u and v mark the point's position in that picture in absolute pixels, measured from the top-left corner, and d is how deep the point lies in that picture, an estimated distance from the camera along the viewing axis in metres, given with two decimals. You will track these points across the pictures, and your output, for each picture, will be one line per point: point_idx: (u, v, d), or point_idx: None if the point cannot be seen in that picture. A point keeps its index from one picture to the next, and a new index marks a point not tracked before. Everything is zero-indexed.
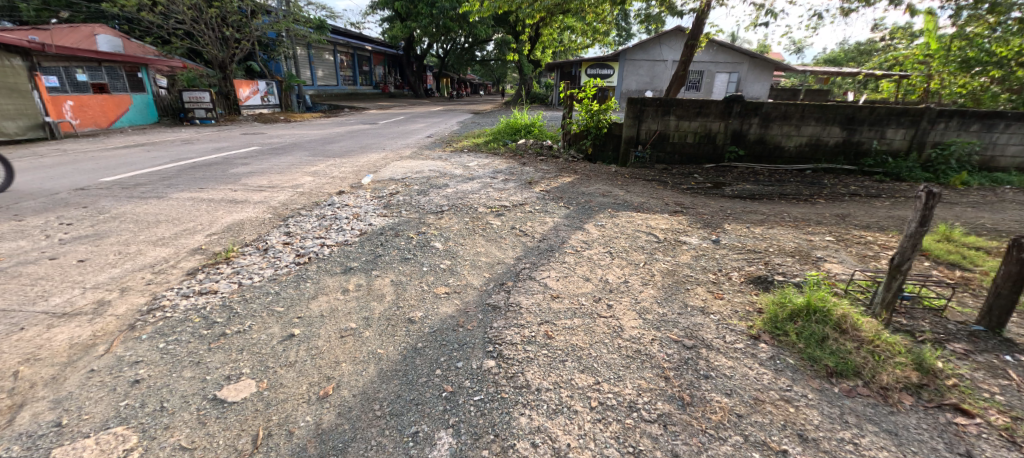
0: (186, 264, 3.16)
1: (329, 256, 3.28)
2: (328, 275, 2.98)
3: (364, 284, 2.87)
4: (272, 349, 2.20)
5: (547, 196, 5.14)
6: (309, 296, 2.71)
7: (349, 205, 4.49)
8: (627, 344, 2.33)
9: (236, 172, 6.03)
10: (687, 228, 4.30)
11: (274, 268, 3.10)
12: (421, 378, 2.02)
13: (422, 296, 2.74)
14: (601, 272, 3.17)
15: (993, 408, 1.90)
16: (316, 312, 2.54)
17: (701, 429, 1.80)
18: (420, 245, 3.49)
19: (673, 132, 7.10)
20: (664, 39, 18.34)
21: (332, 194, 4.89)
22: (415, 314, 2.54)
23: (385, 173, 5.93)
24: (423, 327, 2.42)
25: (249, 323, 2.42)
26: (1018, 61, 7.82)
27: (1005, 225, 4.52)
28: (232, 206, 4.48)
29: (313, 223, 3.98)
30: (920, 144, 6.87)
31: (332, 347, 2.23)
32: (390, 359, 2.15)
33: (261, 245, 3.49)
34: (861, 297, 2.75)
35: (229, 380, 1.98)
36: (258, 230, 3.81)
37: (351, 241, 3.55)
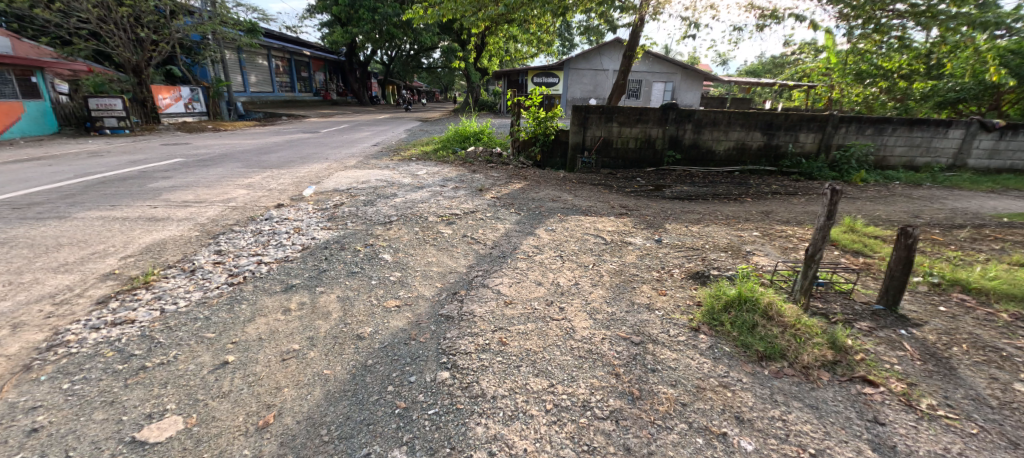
0: (95, 291, 2.87)
1: (268, 274, 3.12)
2: (266, 295, 2.83)
3: (308, 302, 2.75)
4: (202, 380, 2.06)
5: (498, 203, 5.19)
6: (245, 320, 2.55)
7: (289, 218, 4.29)
8: (579, 345, 2.41)
9: (154, 186, 5.57)
10: (632, 229, 4.51)
11: (203, 291, 2.89)
12: (372, 397, 1.97)
13: (371, 311, 2.67)
14: (553, 276, 3.25)
15: (893, 377, 2.17)
16: (255, 336, 2.41)
17: (650, 421, 1.90)
18: (368, 257, 3.40)
19: (616, 138, 7.40)
20: (604, 49, 19.11)
21: (270, 208, 4.65)
22: (364, 330, 2.47)
23: (327, 184, 5.73)
24: (373, 343, 2.36)
25: (175, 353, 2.25)
26: (899, 73, 9.20)
27: (896, 216, 5.14)
28: (151, 224, 4.14)
29: (248, 239, 3.76)
30: (827, 146, 7.65)
31: (273, 372, 2.13)
32: (338, 380, 2.08)
33: (187, 266, 3.24)
34: (784, 285, 3.03)
35: (151, 419, 1.82)
36: (183, 250, 3.53)
37: (292, 257, 3.39)
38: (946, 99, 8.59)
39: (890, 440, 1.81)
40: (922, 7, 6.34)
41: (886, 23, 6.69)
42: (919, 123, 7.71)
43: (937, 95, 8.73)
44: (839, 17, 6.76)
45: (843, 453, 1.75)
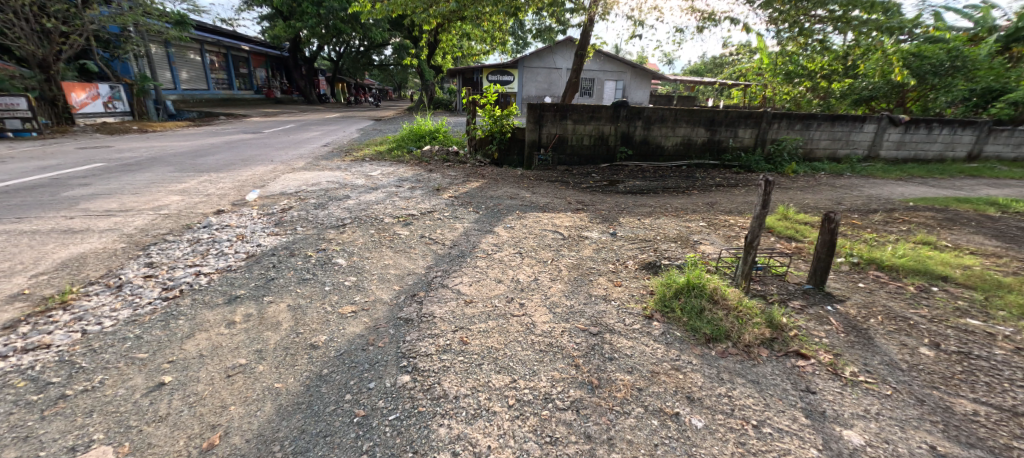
0: (1, 315, 2.59)
1: (208, 286, 2.96)
2: (207, 308, 2.69)
3: (255, 314, 2.63)
4: (134, 405, 1.93)
5: (455, 202, 5.17)
6: (183, 337, 2.41)
7: (231, 225, 4.07)
8: (539, 339, 2.48)
9: (71, 195, 5.10)
10: (588, 223, 4.65)
11: (132, 308, 2.68)
12: (328, 407, 1.93)
13: (326, 318, 2.60)
14: (513, 273, 3.30)
15: (822, 349, 2.40)
16: (195, 353, 2.28)
17: (609, 408, 1.99)
18: (320, 263, 3.30)
19: (570, 135, 7.57)
20: (557, 48, 19.43)
21: (208, 215, 4.38)
22: (318, 339, 2.41)
23: (273, 187, 5.47)
24: (328, 351, 2.30)
25: (101, 377, 2.09)
26: (821, 74, 10.02)
27: (823, 203, 5.61)
28: (67, 238, 3.78)
29: (184, 249, 3.54)
30: (763, 140, 8.20)
31: (217, 391, 2.03)
32: (291, 393, 2.02)
33: (112, 281, 2.99)
34: (727, 271, 3.24)
35: (77, 451, 1.70)
36: (106, 264, 3.26)
37: (235, 266, 3.23)
38: (861, 97, 9.69)
39: (819, 406, 2.01)
40: (839, 13, 6.92)
41: (811, 28, 7.25)
42: (841, 119, 8.44)
43: (853, 93, 9.74)
44: (769, 21, 7.26)
45: (779, 421, 1.92)
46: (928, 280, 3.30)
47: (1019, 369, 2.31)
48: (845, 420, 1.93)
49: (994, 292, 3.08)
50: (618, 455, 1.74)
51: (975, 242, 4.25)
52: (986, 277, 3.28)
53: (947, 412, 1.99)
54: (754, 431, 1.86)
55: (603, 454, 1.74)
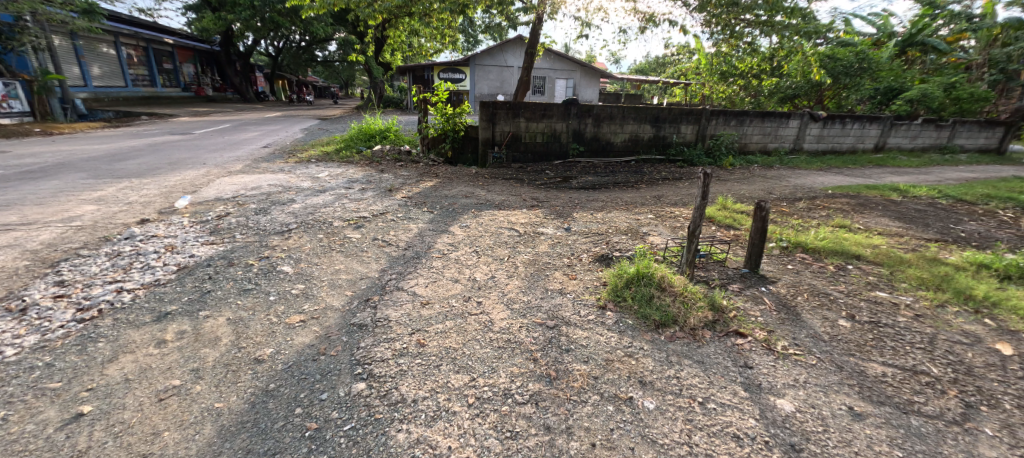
0: None
1: (133, 304, 2.66)
2: (132, 328, 2.43)
3: (189, 330, 2.42)
4: (46, 442, 1.72)
5: (409, 202, 5.09)
6: (104, 361, 2.17)
7: (158, 236, 3.72)
8: (498, 336, 2.51)
9: None
10: (543, 219, 4.74)
11: (41, 333, 2.35)
12: (277, 423, 1.84)
13: (271, 330, 2.46)
14: (470, 272, 3.31)
15: (757, 328, 2.60)
16: (119, 378, 2.06)
17: (566, 398, 2.06)
18: (264, 271, 3.12)
19: (524, 133, 7.65)
20: (507, 47, 19.52)
21: (131, 225, 3.99)
22: (264, 352, 2.28)
23: (206, 193, 5.11)
24: (275, 364, 2.19)
25: (3, 413, 1.84)
26: (751, 74, 10.78)
27: (757, 193, 6.05)
28: None
29: (103, 264, 3.16)
30: (703, 136, 8.71)
31: (147, 417, 1.85)
32: (234, 411, 1.90)
33: (13, 305, 2.58)
34: (674, 260, 3.43)
35: None
36: (5, 285, 2.80)
37: (164, 280, 2.95)
38: (786, 95, 10.62)
39: (756, 380, 2.19)
40: (765, 18, 7.45)
41: (741, 31, 7.78)
42: (770, 116, 9.11)
43: (779, 92, 10.67)
44: (704, 24, 7.72)
45: (722, 397, 2.07)
46: (845, 258, 3.67)
47: (918, 333, 2.65)
48: (779, 391, 2.12)
49: (897, 267, 3.48)
50: (577, 442, 1.81)
51: (883, 224, 4.76)
52: (891, 255, 3.69)
53: (862, 375, 2.25)
54: (701, 408, 2.00)
55: (562, 443, 1.81)
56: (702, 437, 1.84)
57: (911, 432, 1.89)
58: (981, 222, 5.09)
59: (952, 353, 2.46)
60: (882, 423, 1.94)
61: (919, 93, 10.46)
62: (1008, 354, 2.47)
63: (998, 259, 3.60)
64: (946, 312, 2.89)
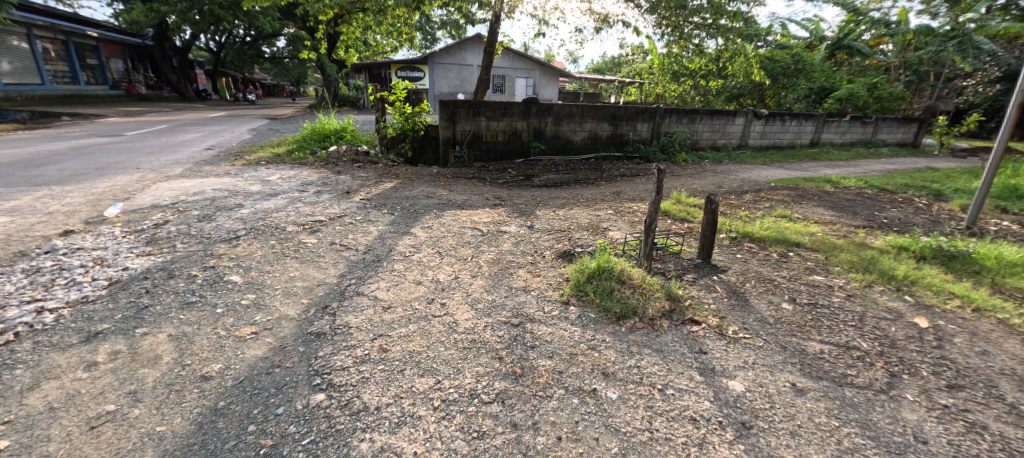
0: None
1: (56, 325, 2.43)
2: (57, 351, 2.22)
3: (124, 350, 2.24)
4: None
5: (368, 204, 4.96)
6: (25, 390, 1.97)
7: (85, 248, 3.42)
8: (463, 336, 2.49)
9: None
10: (506, 218, 4.75)
11: None
12: (228, 443, 1.74)
13: (220, 344, 2.32)
14: (432, 273, 3.27)
15: (711, 315, 2.72)
16: (42, 407, 1.88)
17: (532, 394, 2.07)
18: (210, 282, 2.94)
19: (484, 131, 7.62)
20: (466, 45, 19.38)
21: (53, 237, 3.64)
22: (212, 368, 2.15)
23: (141, 200, 4.75)
24: (225, 380, 2.07)
25: None
26: (700, 74, 11.17)
27: (708, 187, 6.33)
28: None
29: (19, 282, 2.87)
30: (658, 133, 9.00)
31: (77, 448, 1.70)
32: (178, 434, 1.78)
33: None
34: (633, 253, 3.53)
35: None
36: None
37: (94, 297, 2.71)
38: (731, 94, 11.21)
39: (710, 364, 2.29)
40: (711, 21, 7.77)
41: (689, 33, 8.09)
42: (718, 113, 9.56)
43: (725, 91, 11.27)
44: (656, 26, 7.99)
45: (680, 382, 2.16)
46: (787, 246, 3.90)
47: (850, 311, 2.86)
48: (730, 373, 2.23)
49: (832, 252, 3.74)
50: (543, 437, 1.83)
51: (819, 213, 5.10)
52: (827, 241, 3.96)
53: (803, 354, 2.40)
54: (660, 394, 2.07)
55: (529, 439, 1.81)
56: (663, 422, 1.91)
57: (846, 403, 2.06)
58: (901, 209, 5.57)
59: (878, 328, 2.69)
60: (821, 397, 2.09)
61: (846, 93, 11.59)
62: (925, 326, 2.73)
63: (915, 241, 3.96)
64: (873, 291, 3.14)
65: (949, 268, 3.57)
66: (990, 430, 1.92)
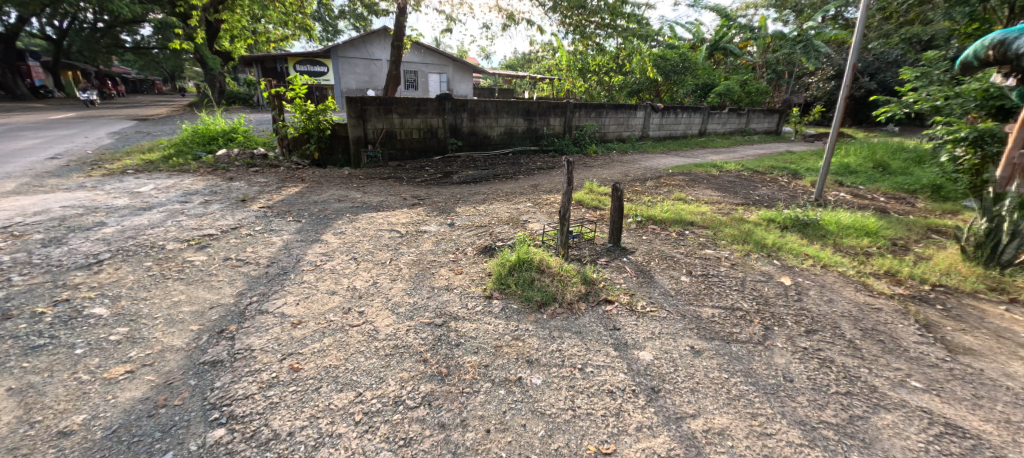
0: None
1: None
2: None
3: None
4: None
5: (268, 212, 4.52)
6: None
7: None
8: (384, 343, 2.38)
9: None
10: (425, 217, 4.62)
11: None
12: None
13: (84, 390, 1.97)
14: (348, 281, 3.08)
15: (623, 293, 2.90)
16: None
17: (459, 391, 2.04)
18: (66, 319, 2.47)
19: (398, 129, 7.31)
20: (371, 38, 18.43)
21: None
22: (73, 421, 1.81)
23: None
24: (94, 432, 1.76)
25: None
26: (604, 71, 11.84)
27: (615, 176, 6.74)
28: None
29: None
30: (569, 126, 9.37)
31: None
32: None
33: None
34: (551, 242, 3.63)
35: None
36: None
37: None
38: (632, 89, 12.02)
39: (623, 339, 2.43)
40: (609, 21, 8.18)
41: (592, 33, 8.46)
42: (621, 108, 10.18)
43: (627, 86, 12.05)
44: (562, 25, 8.27)
45: (598, 359, 2.26)
46: (683, 226, 4.28)
47: (734, 277, 3.23)
48: (641, 344, 2.39)
49: (719, 228, 4.18)
50: (472, 432, 1.81)
51: (708, 194, 5.68)
52: (715, 219, 4.41)
53: (699, 319, 2.66)
54: (581, 373, 2.16)
55: (457, 437, 1.78)
56: (584, 400, 1.99)
57: (734, 357, 2.32)
58: (770, 186, 6.41)
59: (755, 289, 3.07)
60: (714, 355, 2.33)
61: (725, 89, 13.11)
62: (789, 283, 3.17)
63: (780, 213, 4.57)
64: (751, 258, 3.58)
65: (804, 234, 4.18)
66: (838, 363, 2.31)
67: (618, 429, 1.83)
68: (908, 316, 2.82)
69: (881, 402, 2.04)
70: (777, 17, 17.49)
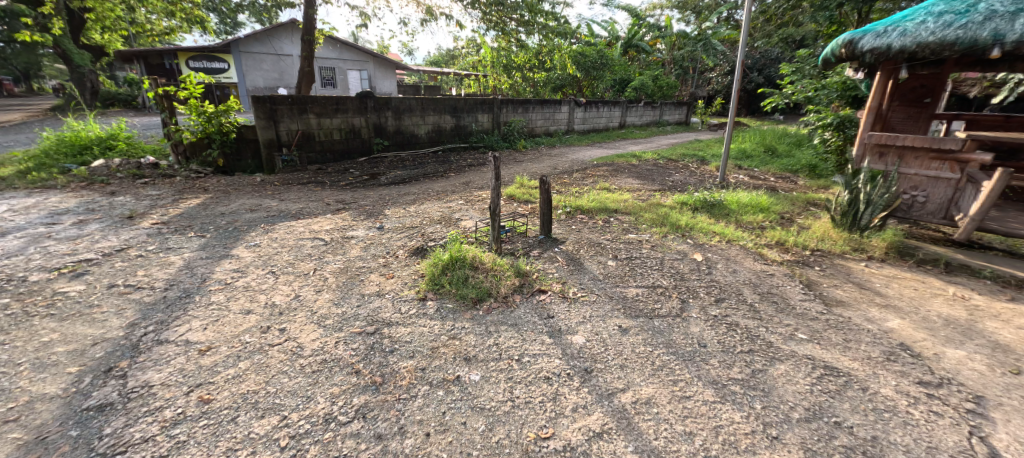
0: None
1: None
2: None
3: None
4: None
5: (164, 229, 4.02)
6: None
7: None
8: (310, 359, 2.22)
9: None
10: (352, 222, 4.38)
11: None
12: None
13: None
14: (266, 297, 2.83)
15: (555, 282, 2.97)
16: None
17: (396, 399, 1.96)
18: None
19: (316, 130, 6.86)
20: (278, 32, 17.12)
21: None
22: None
23: None
24: None
25: None
26: (528, 67, 11.96)
27: (543, 169, 6.89)
28: None
29: None
30: (496, 122, 9.40)
31: None
32: None
33: None
34: (484, 239, 3.61)
35: None
36: None
37: None
38: (556, 85, 12.32)
39: (557, 326, 2.49)
40: (528, 17, 8.27)
41: (512, 30, 8.52)
42: (547, 103, 10.44)
43: (551, 82, 12.30)
44: (483, 21, 8.24)
45: (534, 348, 2.29)
46: (608, 214, 4.47)
47: (654, 258, 3.44)
48: (574, 329, 2.46)
49: (640, 213, 4.43)
50: (411, 439, 1.74)
51: (629, 182, 5.99)
52: (636, 205, 4.66)
53: (625, 299, 2.80)
54: (518, 364, 2.17)
55: (396, 446, 1.71)
56: (522, 389, 2.00)
57: (656, 331, 2.47)
58: (682, 172, 6.92)
59: (672, 267, 3.30)
60: (639, 331, 2.47)
61: (640, 83, 13.97)
62: (701, 259, 3.45)
63: (691, 197, 4.93)
64: (668, 239, 3.83)
65: (712, 214, 4.56)
66: (742, 326, 2.55)
67: (556, 412, 1.86)
68: (794, 278, 3.20)
69: (777, 355, 2.29)
70: (680, 18, 18.91)
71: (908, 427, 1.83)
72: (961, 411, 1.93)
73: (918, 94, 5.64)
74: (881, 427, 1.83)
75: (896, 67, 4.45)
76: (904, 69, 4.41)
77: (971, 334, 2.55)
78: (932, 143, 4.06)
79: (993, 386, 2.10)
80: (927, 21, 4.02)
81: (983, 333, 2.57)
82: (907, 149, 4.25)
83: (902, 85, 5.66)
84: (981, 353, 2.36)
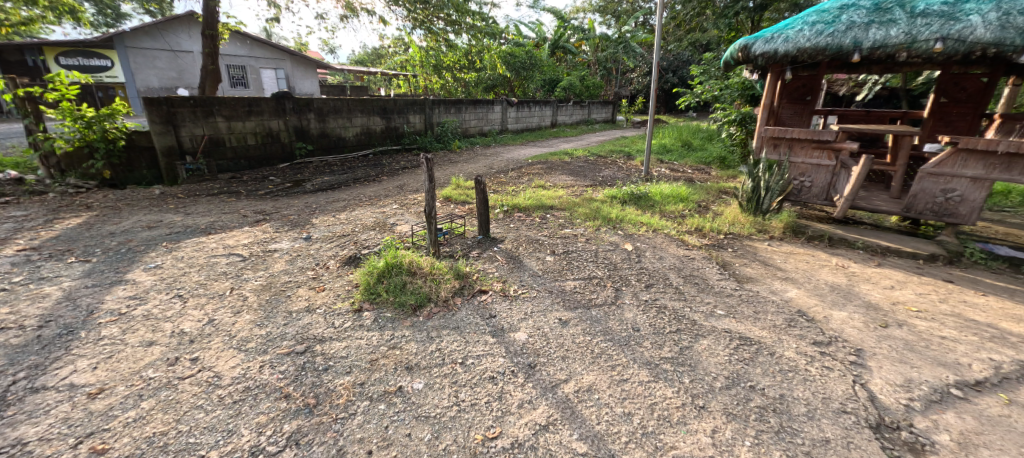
0: None
1: None
2: None
3: None
4: None
5: (35, 256, 3.43)
6: None
7: None
8: (230, 388, 1.99)
9: None
10: (274, 234, 4.04)
11: None
12: None
13: None
14: (173, 324, 2.51)
15: (496, 282, 2.94)
16: None
17: (332, 420, 1.81)
18: None
19: (226, 135, 6.26)
20: (175, 26, 15.39)
21: None
22: None
23: None
24: None
25: None
26: (457, 67, 11.81)
27: (479, 170, 6.83)
28: None
29: None
30: (427, 123, 9.18)
31: None
32: None
33: None
34: (422, 243, 3.50)
35: None
36: None
37: None
38: (487, 85, 12.29)
39: (499, 325, 2.46)
40: (455, 17, 8.14)
41: (439, 28, 8.34)
42: (479, 103, 10.39)
43: (482, 82, 12.26)
44: (409, 19, 8.02)
45: (476, 350, 2.24)
46: (544, 211, 4.53)
47: (589, 250, 3.53)
48: (515, 327, 2.44)
49: (574, 209, 4.53)
50: None
51: (563, 179, 6.13)
52: (570, 201, 4.77)
53: (564, 292, 2.84)
54: (462, 367, 2.11)
55: None
56: (467, 392, 1.95)
57: (594, 320, 2.53)
58: (610, 168, 7.20)
59: (606, 258, 3.40)
60: (579, 322, 2.51)
61: (568, 83, 14.34)
62: (632, 249, 3.60)
63: (620, 190, 5.14)
64: (602, 232, 3.96)
65: (639, 206, 4.78)
66: (671, 309, 2.68)
67: (501, 411, 1.83)
68: (711, 260, 3.44)
69: (700, 332, 2.43)
70: (601, 21, 19.70)
71: (808, 383, 2.04)
72: (847, 363, 2.19)
73: (800, 93, 6.42)
74: (786, 385, 2.01)
75: (782, 70, 4.91)
76: (788, 71, 4.88)
77: (851, 296, 2.90)
78: (812, 135, 4.54)
79: (869, 339, 2.40)
80: (803, 29, 4.48)
81: (861, 295, 2.94)
82: (795, 141, 4.69)
83: (788, 85, 6.38)
84: (860, 312, 2.69)
